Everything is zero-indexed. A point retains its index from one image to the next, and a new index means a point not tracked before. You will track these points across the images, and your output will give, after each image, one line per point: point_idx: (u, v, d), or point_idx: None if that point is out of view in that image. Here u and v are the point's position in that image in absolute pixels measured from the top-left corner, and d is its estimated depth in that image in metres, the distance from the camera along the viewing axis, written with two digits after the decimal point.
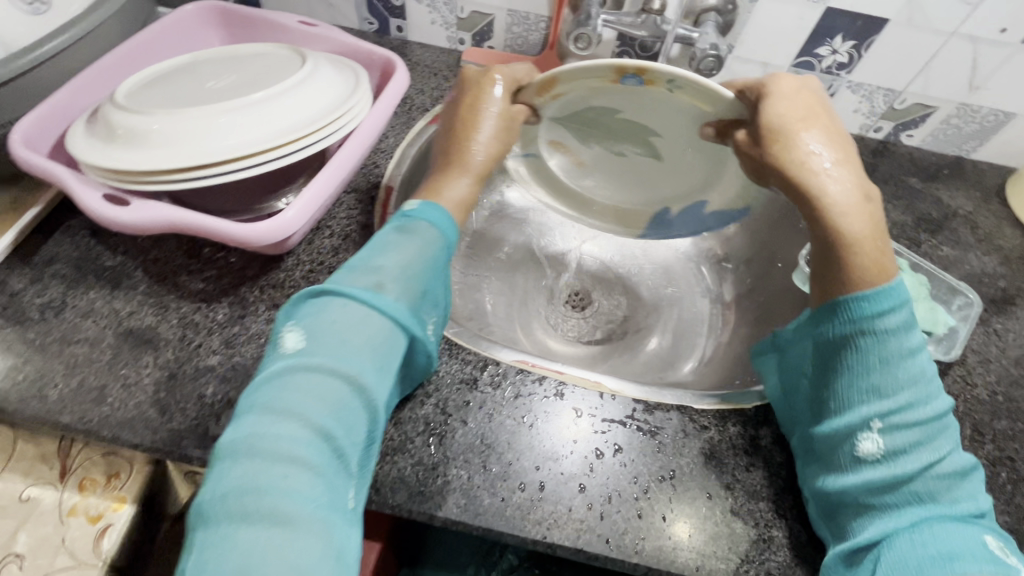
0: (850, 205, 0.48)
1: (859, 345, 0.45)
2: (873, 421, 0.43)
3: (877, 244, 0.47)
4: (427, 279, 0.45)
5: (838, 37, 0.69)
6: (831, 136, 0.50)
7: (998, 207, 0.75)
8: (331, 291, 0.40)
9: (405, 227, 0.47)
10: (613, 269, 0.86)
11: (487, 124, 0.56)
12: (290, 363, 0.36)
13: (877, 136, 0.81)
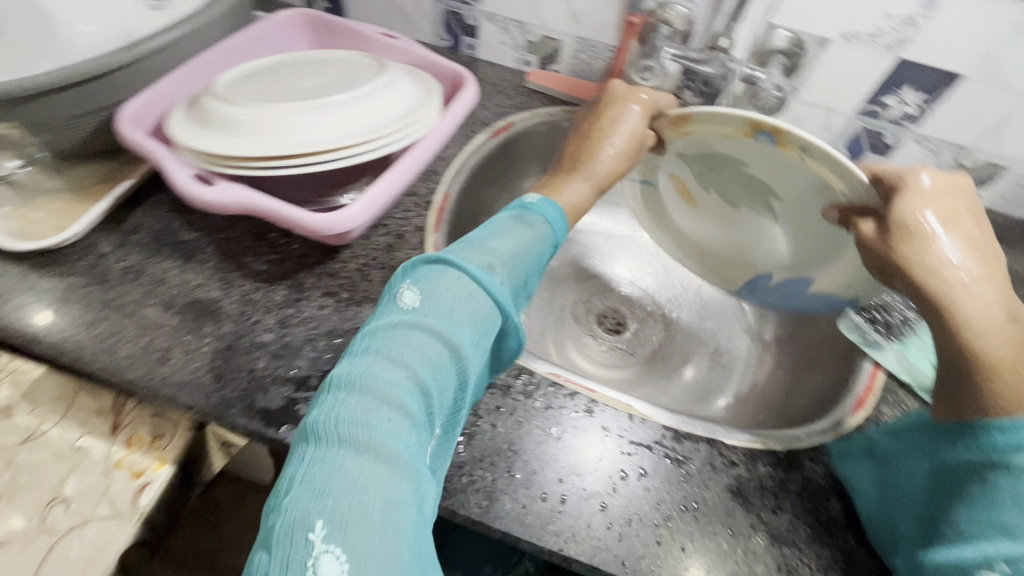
0: (986, 324, 0.45)
1: (991, 481, 0.40)
2: (999, 560, 0.38)
3: (1018, 368, 0.43)
4: (533, 269, 0.47)
5: (908, 89, 0.69)
6: (970, 246, 0.49)
7: None
8: (445, 262, 0.42)
9: (521, 216, 0.49)
10: (653, 297, 0.86)
11: (617, 142, 0.58)
12: (404, 320, 0.39)
13: None
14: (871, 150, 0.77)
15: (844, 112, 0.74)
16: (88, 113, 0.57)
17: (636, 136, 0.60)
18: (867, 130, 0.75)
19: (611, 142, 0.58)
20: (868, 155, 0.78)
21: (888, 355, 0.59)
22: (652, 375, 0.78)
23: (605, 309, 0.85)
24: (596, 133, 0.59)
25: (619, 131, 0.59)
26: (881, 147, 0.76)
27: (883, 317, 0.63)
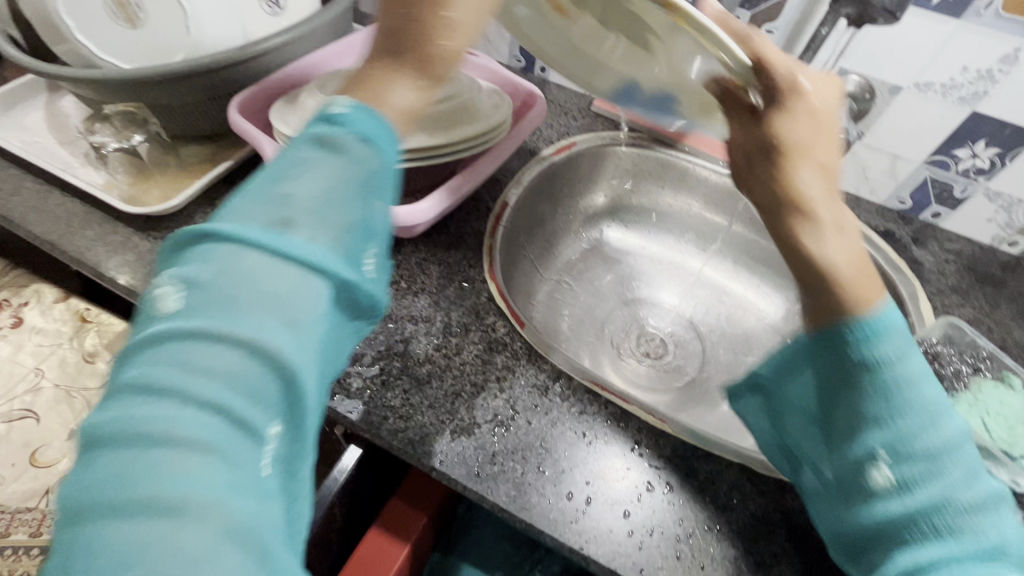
0: (839, 242, 0.43)
1: (857, 382, 0.42)
2: (879, 452, 0.40)
3: (861, 278, 0.43)
4: (368, 204, 0.33)
5: (981, 142, 0.68)
6: (825, 173, 0.45)
7: None
8: (211, 231, 0.30)
9: (325, 136, 0.33)
10: (695, 325, 0.87)
11: (441, 5, 0.35)
12: (161, 326, 0.28)
13: (1013, 251, 0.75)
14: (937, 201, 0.75)
15: (911, 161, 0.73)
16: (205, 100, 0.65)
17: (483, 0, 0.37)
18: (935, 181, 0.74)
19: (446, 9, 0.35)
20: (933, 206, 0.76)
21: None
22: (685, 402, 0.78)
23: (646, 332, 0.86)
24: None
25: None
26: (948, 198, 0.74)
27: (940, 366, 0.59)
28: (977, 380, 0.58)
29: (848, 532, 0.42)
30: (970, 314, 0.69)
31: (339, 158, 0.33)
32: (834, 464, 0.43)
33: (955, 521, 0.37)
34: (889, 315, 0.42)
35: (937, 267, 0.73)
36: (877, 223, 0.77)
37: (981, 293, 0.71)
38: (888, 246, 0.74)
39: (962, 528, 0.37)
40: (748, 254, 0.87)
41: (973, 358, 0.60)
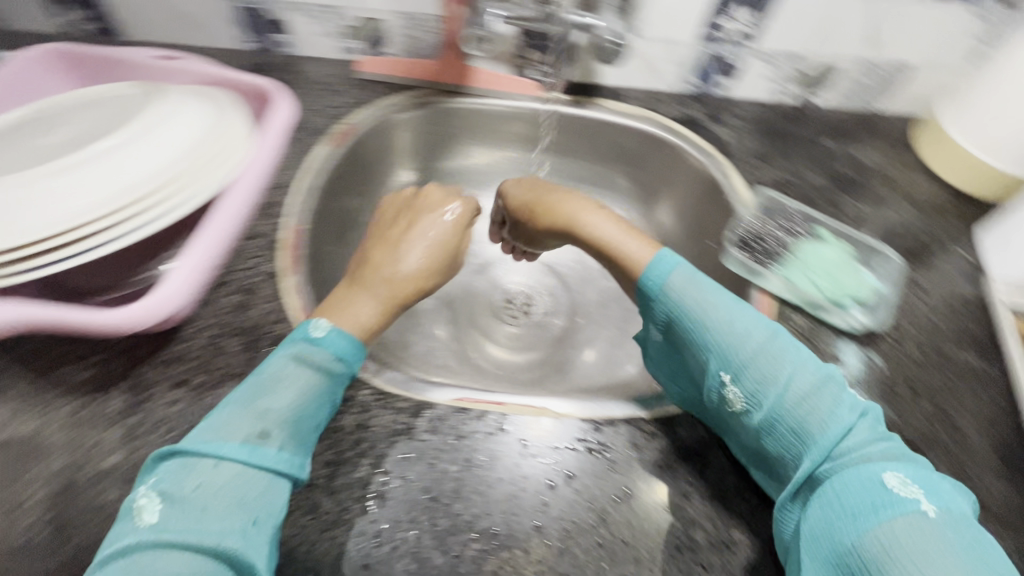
0: (615, 233, 0.58)
1: (679, 329, 0.50)
2: (724, 376, 0.46)
3: (631, 229, 0.58)
4: (322, 408, 0.45)
5: (736, 8, 0.68)
6: (569, 199, 0.63)
7: (909, 159, 0.76)
8: (195, 452, 0.40)
9: (304, 354, 0.46)
10: (549, 267, 0.85)
11: (399, 253, 0.57)
12: (139, 544, 0.36)
13: (792, 102, 0.80)
14: (720, 75, 0.77)
15: (687, 44, 0.73)
16: None
17: (438, 241, 0.59)
18: (712, 57, 0.74)
19: (401, 251, 0.57)
20: (719, 81, 0.78)
21: (774, 283, 0.60)
22: (562, 351, 0.77)
23: (509, 296, 0.81)
24: (393, 241, 0.59)
25: (412, 240, 0.59)
26: (728, 70, 0.76)
27: (761, 242, 0.63)
28: (796, 244, 0.63)
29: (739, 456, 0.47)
30: (776, 175, 0.72)
31: (310, 372, 0.46)
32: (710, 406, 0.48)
33: (808, 422, 0.43)
34: (661, 255, 0.53)
35: (738, 140, 0.75)
36: (678, 113, 0.78)
37: (777, 152, 0.75)
38: (691, 133, 0.75)
39: (820, 422, 0.42)
40: (575, 176, 0.85)
41: (787, 224, 0.65)
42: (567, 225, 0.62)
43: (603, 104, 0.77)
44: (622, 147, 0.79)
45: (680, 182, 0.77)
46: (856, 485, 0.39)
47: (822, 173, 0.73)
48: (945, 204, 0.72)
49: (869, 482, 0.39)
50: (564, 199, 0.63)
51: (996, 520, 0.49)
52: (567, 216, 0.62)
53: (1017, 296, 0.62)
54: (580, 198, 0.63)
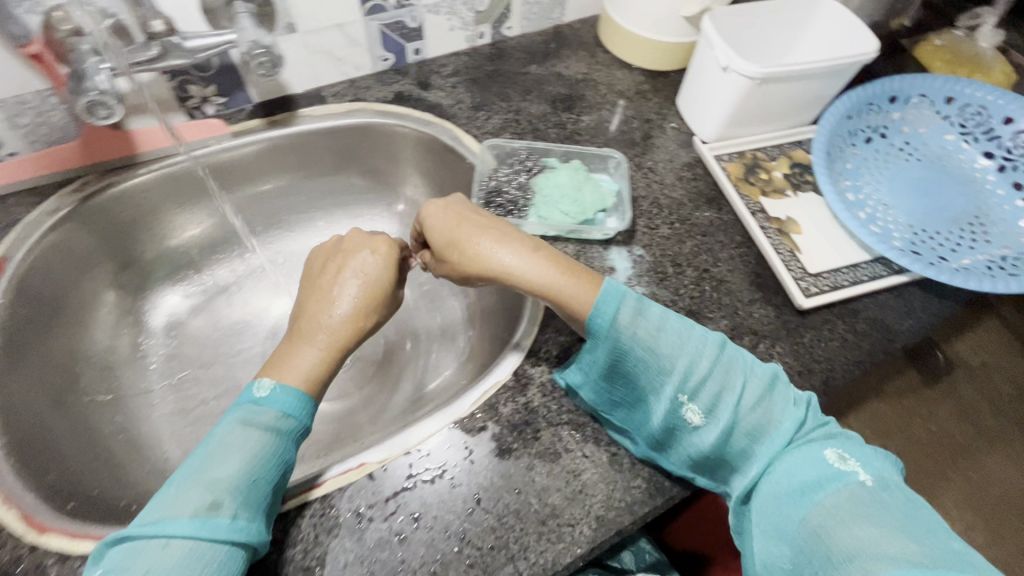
0: (556, 279, 0.49)
1: (627, 364, 0.46)
2: (680, 396, 0.45)
3: (575, 272, 0.49)
4: (275, 472, 0.42)
5: None
6: (506, 237, 0.51)
7: (603, 57, 0.82)
8: (144, 533, 0.37)
9: (252, 417, 0.43)
10: None
11: (336, 298, 0.51)
12: None
13: (486, 41, 0.80)
14: (406, 41, 0.74)
15: (354, 22, 0.69)
16: None
17: (365, 280, 0.52)
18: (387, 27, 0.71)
19: (333, 288, 0.51)
20: (409, 46, 0.75)
21: (532, 226, 0.61)
22: (390, 374, 0.73)
23: None
24: (324, 286, 0.52)
25: (342, 279, 0.52)
26: (410, 33, 0.73)
27: (504, 193, 0.63)
28: (533, 180, 0.64)
29: (691, 465, 0.47)
30: (500, 118, 0.73)
31: (262, 435, 0.42)
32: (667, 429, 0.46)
33: (762, 423, 0.44)
34: (607, 290, 0.47)
35: (452, 98, 0.75)
36: (385, 94, 0.74)
37: (492, 96, 0.75)
38: (402, 108, 0.73)
39: (775, 419, 0.44)
40: (321, 194, 0.79)
41: (518, 165, 0.66)
42: (485, 265, 0.50)
43: (304, 114, 0.71)
44: (348, 148, 0.74)
45: (422, 161, 0.75)
46: (804, 464, 0.42)
47: (539, 100, 0.76)
48: (645, 86, 0.79)
49: (817, 462, 0.41)
50: (487, 231, 0.51)
51: (767, 337, 0.57)
52: (490, 253, 0.50)
53: (722, 149, 0.70)
54: (502, 229, 0.52)
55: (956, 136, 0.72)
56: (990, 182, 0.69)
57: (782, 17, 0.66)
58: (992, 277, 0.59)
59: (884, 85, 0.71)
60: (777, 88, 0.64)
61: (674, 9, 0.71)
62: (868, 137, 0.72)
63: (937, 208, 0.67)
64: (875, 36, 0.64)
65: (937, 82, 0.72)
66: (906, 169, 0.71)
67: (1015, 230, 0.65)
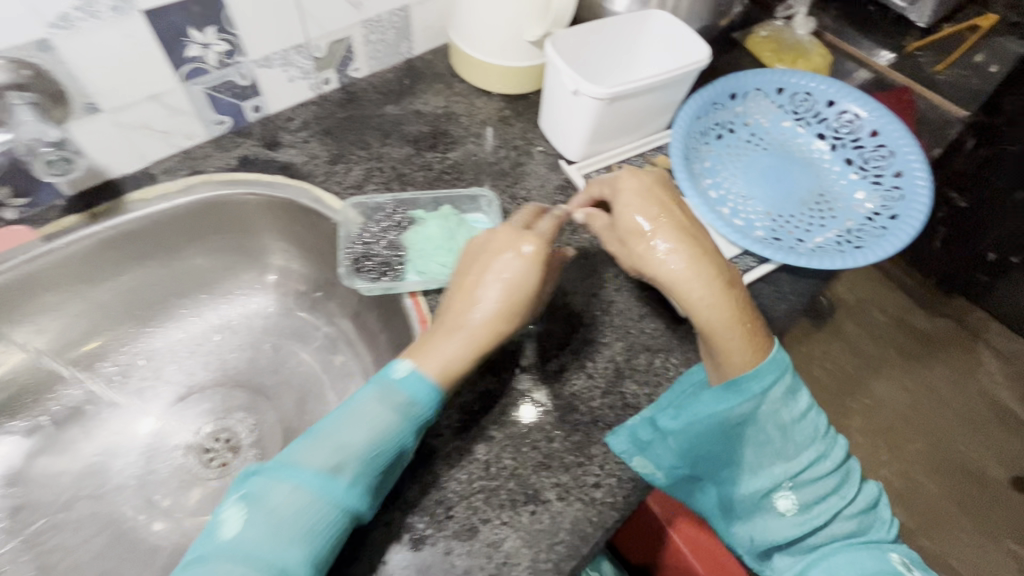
0: (723, 318, 0.48)
1: (749, 431, 0.50)
2: (783, 482, 0.50)
3: (746, 326, 0.49)
4: (391, 453, 0.44)
5: (193, 31, 0.58)
6: (690, 246, 0.50)
7: (461, 86, 0.80)
8: (284, 469, 0.42)
9: (388, 395, 0.46)
10: (224, 386, 0.72)
11: (478, 303, 0.49)
12: (219, 549, 0.39)
13: (334, 86, 0.76)
14: (241, 100, 0.68)
15: (171, 90, 0.61)
16: None
17: (505, 283, 0.49)
18: (214, 89, 0.64)
19: (473, 290, 0.50)
20: (245, 105, 0.68)
21: (411, 283, 0.58)
22: None
23: (201, 447, 0.68)
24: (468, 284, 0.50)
25: (484, 280, 0.49)
26: (243, 91, 0.67)
27: (375, 255, 0.59)
28: (402, 237, 0.60)
29: (749, 538, 0.52)
30: (361, 169, 0.69)
31: (390, 414, 0.45)
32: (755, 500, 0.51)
33: (845, 528, 0.50)
34: (776, 359, 0.49)
35: (305, 154, 0.69)
36: (227, 161, 0.67)
37: (350, 145, 0.71)
38: (248, 175, 0.66)
39: (855, 521, 0.50)
40: (178, 280, 0.70)
41: (385, 220, 0.61)
42: (646, 263, 0.51)
43: (132, 199, 0.63)
44: (196, 227, 0.67)
45: (284, 227, 0.69)
46: (867, 562, 0.48)
47: (400, 142, 0.72)
48: (507, 111, 0.78)
49: (883, 565, 0.48)
50: (693, 228, 0.51)
51: (661, 350, 0.58)
52: (672, 258, 0.49)
53: (589, 167, 0.71)
54: (697, 237, 0.51)
55: (792, 122, 0.78)
56: (827, 161, 0.76)
57: (618, 32, 0.68)
58: (841, 252, 0.64)
59: (723, 85, 0.75)
60: (627, 103, 0.65)
61: (518, 33, 0.70)
62: (719, 135, 0.77)
63: (787, 191, 0.73)
64: (705, 41, 0.66)
65: (768, 75, 0.77)
66: (756, 159, 0.76)
67: (853, 203, 0.71)
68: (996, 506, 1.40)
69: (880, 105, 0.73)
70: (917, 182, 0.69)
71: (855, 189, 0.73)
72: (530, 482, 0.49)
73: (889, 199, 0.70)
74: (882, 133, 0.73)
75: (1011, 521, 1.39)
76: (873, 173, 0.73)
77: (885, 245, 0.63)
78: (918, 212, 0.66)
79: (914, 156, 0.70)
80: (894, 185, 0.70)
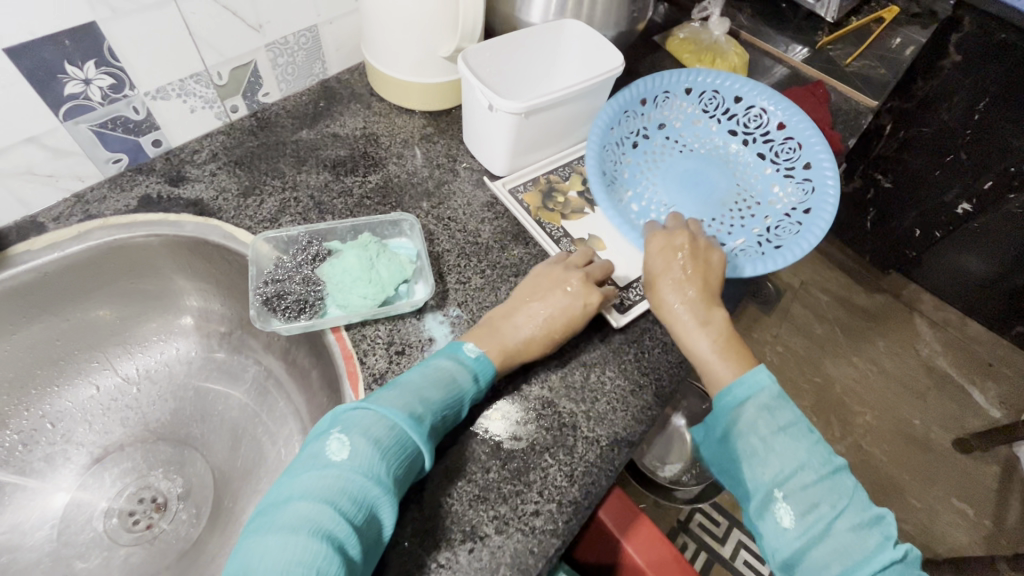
0: (716, 353, 0.53)
1: (733, 446, 0.49)
2: (778, 493, 0.47)
3: (736, 356, 0.53)
4: (459, 407, 0.49)
5: (68, 66, 0.54)
6: (697, 295, 0.55)
7: (380, 106, 0.77)
8: (375, 409, 0.45)
9: (457, 360, 0.51)
10: (145, 441, 0.67)
11: (535, 320, 0.54)
12: (323, 471, 0.41)
13: (243, 114, 0.72)
14: (137, 135, 0.63)
15: (51, 131, 0.56)
16: None
17: (563, 309, 0.54)
18: (104, 126, 0.60)
19: (529, 307, 0.55)
20: (143, 140, 0.64)
21: (333, 319, 0.55)
22: (225, 516, 0.63)
23: (123, 511, 0.63)
24: (526, 307, 0.55)
25: (544, 301, 0.55)
26: (138, 126, 0.62)
27: (290, 292, 0.55)
28: (320, 269, 0.57)
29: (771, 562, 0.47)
30: (276, 199, 0.65)
31: (460, 374, 0.49)
32: (754, 518, 0.48)
33: (853, 549, 0.43)
34: (747, 379, 0.50)
35: (214, 188, 0.65)
36: (125, 202, 0.62)
37: (262, 174, 0.67)
38: (150, 215, 0.62)
39: (869, 542, 0.44)
40: (84, 334, 0.65)
41: (300, 253, 0.57)
42: (655, 297, 0.56)
43: (16, 252, 0.58)
44: (97, 276, 0.62)
45: (196, 266, 0.65)
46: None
47: (318, 168, 0.69)
48: (429, 128, 0.76)
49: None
50: (693, 276, 0.56)
51: (595, 363, 0.57)
52: (671, 301, 0.55)
53: (515, 181, 0.70)
54: (698, 287, 0.55)
55: (704, 121, 0.79)
56: (740, 157, 0.77)
57: (531, 44, 0.67)
58: (761, 254, 0.66)
59: (633, 90, 0.73)
60: (545, 116, 0.64)
61: (432, 50, 0.69)
62: (635, 141, 0.76)
63: (706, 194, 0.75)
64: (617, 49, 0.67)
65: (672, 77, 0.75)
66: (673, 163, 0.78)
67: (770, 198, 0.73)
68: (942, 468, 1.47)
69: (783, 99, 0.72)
70: (826, 174, 0.68)
71: (769, 183, 0.74)
72: (468, 519, 0.47)
73: (802, 192, 0.70)
74: (789, 125, 0.72)
75: (957, 482, 1.46)
76: (785, 166, 0.73)
77: (801, 243, 0.63)
78: (830, 206, 0.65)
79: (822, 147, 0.69)
80: (805, 178, 0.70)
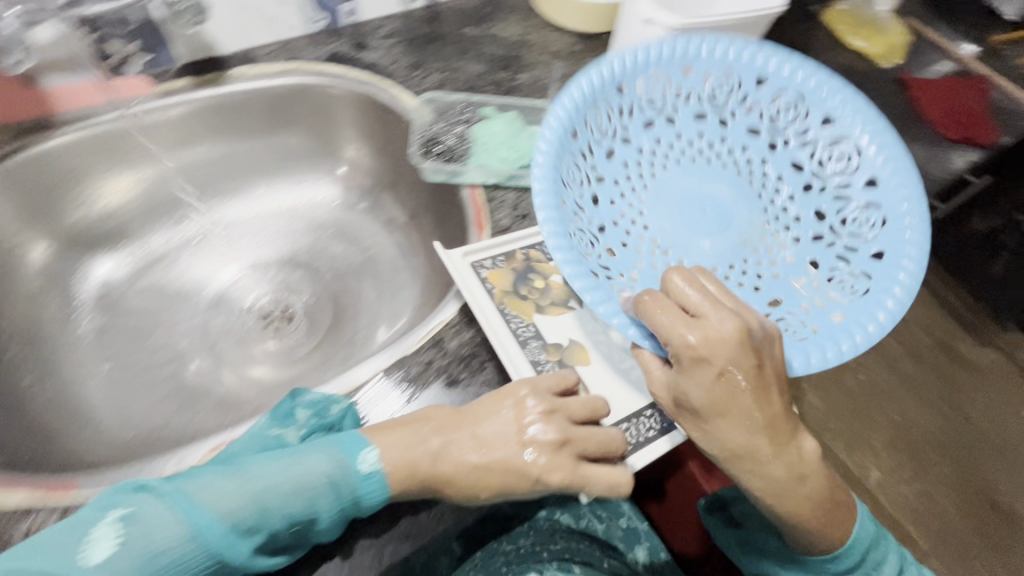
0: (806, 515, 0.43)
1: None
2: None
3: (822, 517, 0.43)
4: (311, 514, 0.40)
5: None
6: (778, 444, 0.40)
7: (537, 20, 0.84)
8: (180, 501, 0.37)
9: (299, 488, 0.39)
10: (287, 262, 0.78)
11: (474, 451, 0.44)
12: (107, 535, 0.35)
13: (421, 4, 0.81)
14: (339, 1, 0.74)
15: None
16: None
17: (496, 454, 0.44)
18: None
19: (455, 434, 0.44)
20: (342, 7, 0.74)
21: (472, 173, 0.63)
22: (341, 334, 0.73)
23: (261, 310, 0.74)
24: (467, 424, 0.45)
25: (478, 433, 0.44)
26: None
27: (442, 141, 0.65)
28: (471, 130, 0.66)
29: None
30: (437, 77, 0.74)
31: (320, 484, 0.40)
32: None
33: None
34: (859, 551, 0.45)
35: (389, 58, 0.75)
36: (318, 54, 0.74)
37: (430, 55, 0.76)
38: (337, 68, 0.73)
39: None
40: (260, 161, 0.77)
41: (456, 116, 0.68)
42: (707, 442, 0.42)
43: (232, 74, 0.70)
44: (283, 111, 0.73)
45: (361, 122, 0.75)
46: None
47: (476, 60, 0.77)
48: (578, 47, 0.82)
49: None
50: (758, 394, 0.39)
51: None
52: (754, 438, 0.40)
53: None
54: (774, 438, 0.40)
55: (700, 76, 0.56)
56: (753, 160, 0.59)
57: None
58: (814, 331, 0.48)
59: (604, 79, 0.52)
60: None
61: None
62: (609, 150, 0.56)
63: (720, 220, 0.58)
64: None
65: (658, 47, 0.53)
66: (671, 182, 0.59)
67: (812, 231, 0.57)
68: None
69: (765, 39, 0.56)
70: (879, 166, 0.52)
71: (809, 210, 0.57)
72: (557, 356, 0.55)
73: (856, 210, 0.54)
74: (770, 78, 0.55)
75: None
76: (832, 181, 0.56)
77: (868, 315, 0.46)
78: (917, 238, 0.49)
79: (842, 97, 0.53)
80: (861, 200, 0.54)
